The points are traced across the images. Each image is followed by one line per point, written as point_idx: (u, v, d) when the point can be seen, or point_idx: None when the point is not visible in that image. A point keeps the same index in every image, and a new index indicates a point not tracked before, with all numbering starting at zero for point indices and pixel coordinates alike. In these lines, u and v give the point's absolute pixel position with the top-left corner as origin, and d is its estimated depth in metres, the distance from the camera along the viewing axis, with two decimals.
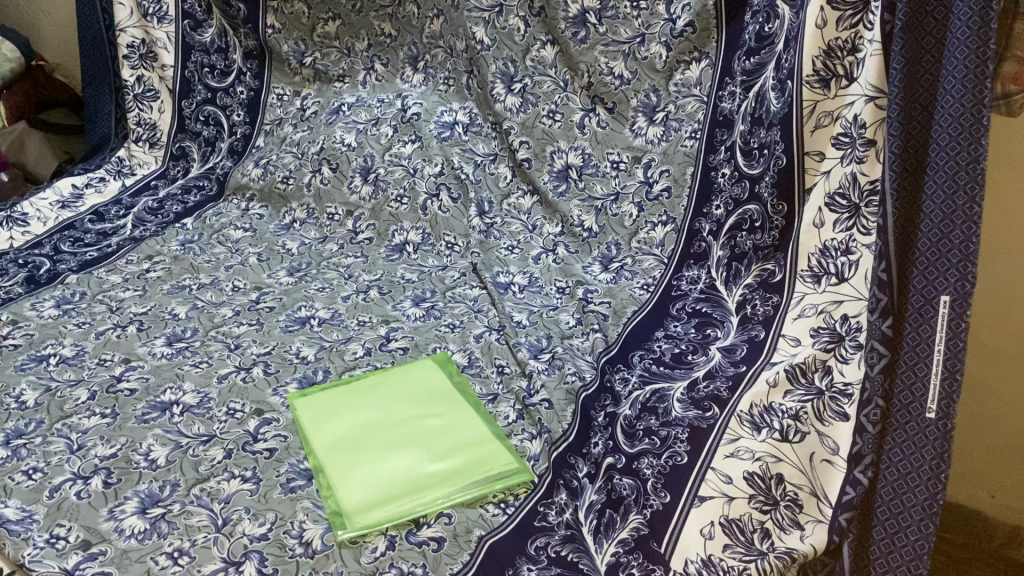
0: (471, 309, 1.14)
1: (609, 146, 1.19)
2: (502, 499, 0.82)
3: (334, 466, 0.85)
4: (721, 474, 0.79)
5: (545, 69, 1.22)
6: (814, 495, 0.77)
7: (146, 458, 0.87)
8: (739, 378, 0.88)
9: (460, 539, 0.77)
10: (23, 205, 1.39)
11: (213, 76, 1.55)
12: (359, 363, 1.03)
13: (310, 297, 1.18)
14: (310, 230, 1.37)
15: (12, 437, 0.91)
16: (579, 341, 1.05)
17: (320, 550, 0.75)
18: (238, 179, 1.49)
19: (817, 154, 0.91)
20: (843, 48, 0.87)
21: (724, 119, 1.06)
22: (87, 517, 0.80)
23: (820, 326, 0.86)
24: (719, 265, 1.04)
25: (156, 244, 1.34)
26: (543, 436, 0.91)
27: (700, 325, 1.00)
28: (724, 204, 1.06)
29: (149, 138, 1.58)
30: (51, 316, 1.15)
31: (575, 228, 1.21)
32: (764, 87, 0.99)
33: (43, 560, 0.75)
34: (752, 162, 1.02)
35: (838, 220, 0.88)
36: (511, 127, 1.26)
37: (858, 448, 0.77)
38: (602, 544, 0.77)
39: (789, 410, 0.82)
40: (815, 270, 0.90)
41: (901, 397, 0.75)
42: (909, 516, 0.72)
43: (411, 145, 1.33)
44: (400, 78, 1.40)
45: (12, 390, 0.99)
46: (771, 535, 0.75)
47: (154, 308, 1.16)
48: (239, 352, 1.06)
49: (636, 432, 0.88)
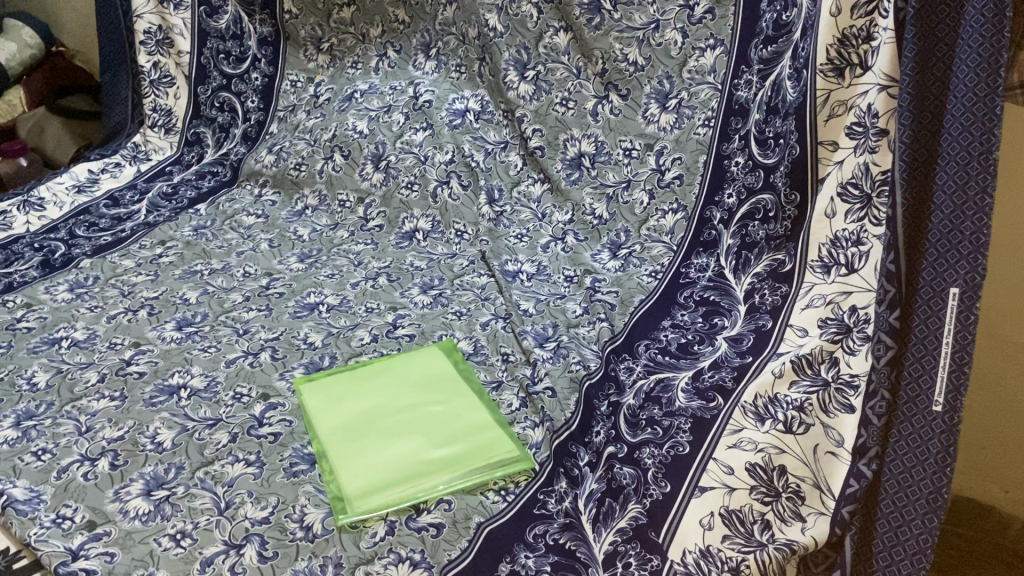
0: (479, 297, 1.13)
1: (622, 134, 1.18)
2: (501, 487, 0.82)
3: (336, 452, 0.85)
4: (722, 465, 0.79)
5: (558, 57, 1.21)
6: (816, 487, 0.76)
7: (152, 441, 0.88)
8: (745, 369, 0.88)
9: (459, 525, 0.77)
10: (40, 190, 1.41)
11: (228, 63, 1.55)
12: (366, 350, 1.03)
13: (320, 284, 1.18)
14: (321, 217, 1.38)
15: (22, 418, 0.92)
16: (585, 330, 1.05)
17: (319, 535, 0.76)
18: (252, 166, 1.49)
19: (830, 144, 0.90)
20: (858, 36, 0.86)
21: (739, 108, 1.05)
22: (93, 498, 0.81)
23: (827, 317, 0.86)
24: (728, 254, 1.03)
25: (169, 230, 1.35)
26: (546, 424, 0.90)
27: (707, 314, 0.99)
28: (736, 193, 1.04)
29: (164, 124, 1.59)
30: (65, 299, 1.16)
31: (586, 215, 1.21)
32: (780, 76, 0.97)
33: (48, 540, 0.76)
34: (766, 152, 1.00)
35: (850, 210, 0.87)
36: (524, 115, 1.25)
37: (862, 440, 0.76)
38: (601, 533, 0.77)
39: (794, 401, 0.81)
40: (825, 260, 0.89)
41: (908, 389, 0.74)
42: (913, 511, 0.71)
43: (423, 132, 1.33)
44: (413, 64, 1.40)
45: (24, 371, 1.00)
46: (772, 526, 0.75)
47: (165, 292, 1.17)
48: (247, 337, 1.06)
49: (640, 422, 0.87)
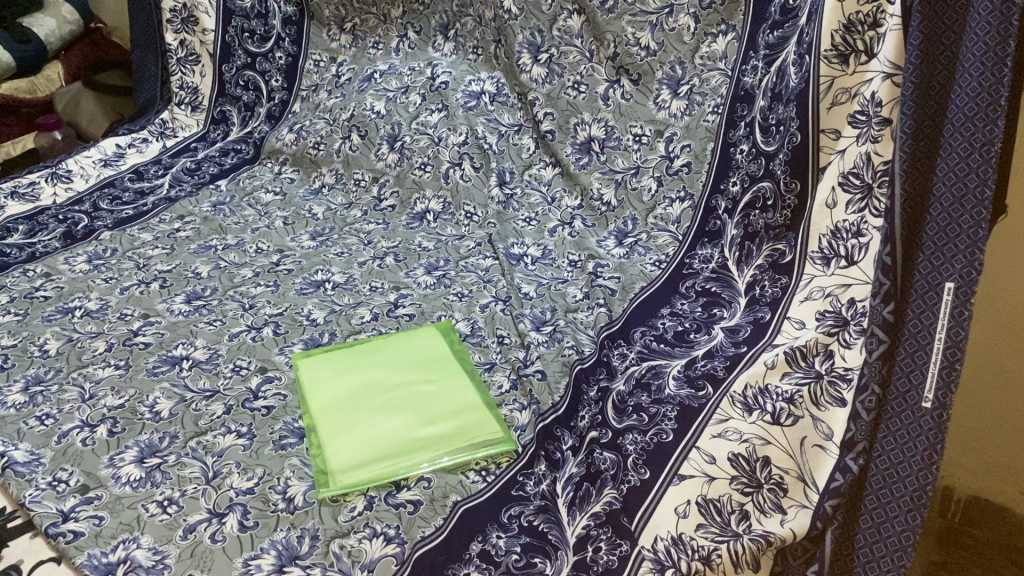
0: (481, 279, 1.14)
1: (632, 119, 1.17)
2: (483, 467, 0.83)
3: (326, 426, 0.87)
4: (705, 454, 0.79)
5: (571, 39, 1.20)
6: (800, 480, 0.76)
7: (150, 410, 0.91)
8: (738, 359, 0.87)
9: (436, 503, 0.78)
10: (68, 162, 1.44)
11: (253, 42, 1.56)
12: (365, 327, 1.05)
13: (328, 262, 1.20)
14: (336, 195, 1.39)
15: (31, 384, 0.95)
16: (583, 315, 1.04)
17: (300, 507, 0.77)
18: (273, 144, 1.51)
19: (833, 132, 0.88)
20: (864, 22, 0.84)
21: (745, 94, 1.03)
22: (89, 463, 0.83)
23: (825, 310, 0.85)
24: (732, 244, 1.02)
25: (189, 205, 1.37)
26: (532, 407, 0.90)
27: (707, 304, 0.98)
28: (741, 181, 1.03)
29: (190, 102, 1.62)
30: (83, 270, 1.19)
31: (595, 201, 1.21)
32: (785, 62, 0.96)
33: (42, 501, 0.78)
34: (769, 139, 0.99)
35: (851, 201, 0.86)
36: (535, 98, 1.25)
37: (851, 434, 0.75)
38: (575, 516, 0.77)
39: (784, 393, 0.81)
40: (825, 252, 0.88)
41: (898, 385, 0.73)
42: (897, 507, 0.70)
43: (438, 114, 1.33)
44: (432, 46, 1.40)
45: (37, 339, 1.04)
46: (750, 517, 0.75)
47: (179, 266, 1.20)
48: (252, 312, 1.08)
49: (626, 407, 0.87)
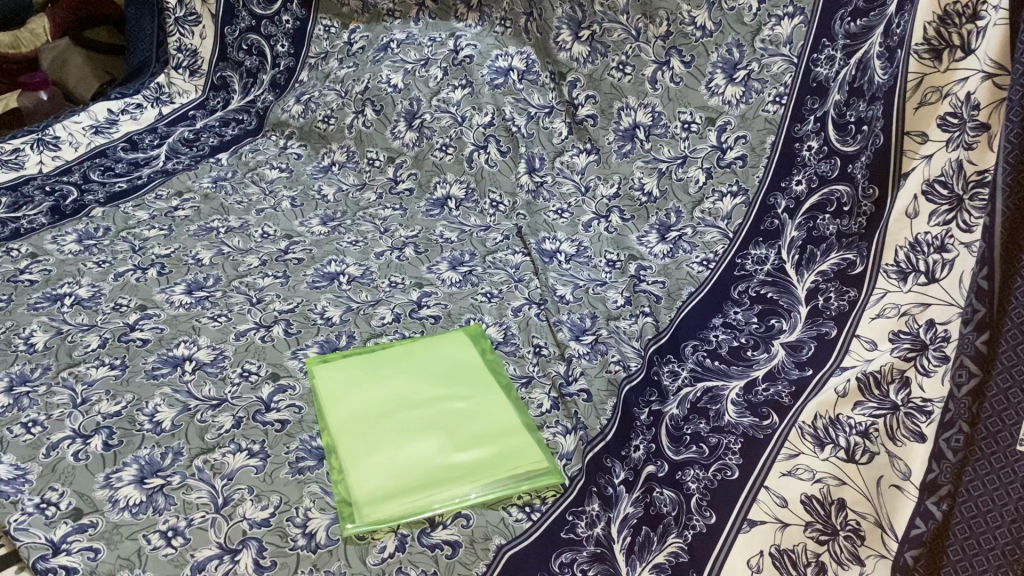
0: (512, 278, 1.05)
1: (682, 104, 1.07)
2: (527, 502, 0.75)
3: (350, 447, 0.78)
4: (775, 496, 0.71)
5: (616, 16, 1.11)
6: (877, 526, 0.66)
7: (151, 420, 0.81)
8: (804, 384, 0.79)
9: (477, 546, 0.70)
10: (55, 127, 1.33)
11: (259, 3, 1.45)
12: (387, 330, 0.95)
13: (342, 251, 1.10)
14: (348, 175, 1.30)
15: (15, 383, 0.85)
16: (626, 323, 0.96)
17: (323, 545, 0.69)
18: (278, 115, 1.41)
19: (918, 135, 0.80)
20: (962, 14, 0.75)
21: (817, 86, 0.94)
22: (82, 482, 0.74)
23: (900, 331, 0.76)
24: (791, 247, 0.93)
25: (187, 179, 1.27)
26: (579, 432, 0.82)
27: (763, 313, 0.90)
28: (807, 180, 0.94)
29: (189, 65, 1.52)
30: (73, 252, 1.09)
31: (634, 191, 1.12)
32: (868, 53, 0.87)
33: (28, 529, 0.69)
34: (846, 138, 0.90)
35: (935, 212, 0.77)
36: (576, 79, 1.17)
37: (933, 475, 0.65)
38: (635, 566, 0.69)
39: (858, 426, 0.71)
40: (902, 266, 0.79)
41: (990, 423, 0.62)
42: (985, 561, 0.60)
43: (461, 91, 1.23)
44: (455, 17, 1.30)
45: (22, 330, 0.93)
46: (827, 570, 0.66)
47: (179, 250, 1.09)
48: (261, 307, 0.98)
49: (683, 436, 0.79)
